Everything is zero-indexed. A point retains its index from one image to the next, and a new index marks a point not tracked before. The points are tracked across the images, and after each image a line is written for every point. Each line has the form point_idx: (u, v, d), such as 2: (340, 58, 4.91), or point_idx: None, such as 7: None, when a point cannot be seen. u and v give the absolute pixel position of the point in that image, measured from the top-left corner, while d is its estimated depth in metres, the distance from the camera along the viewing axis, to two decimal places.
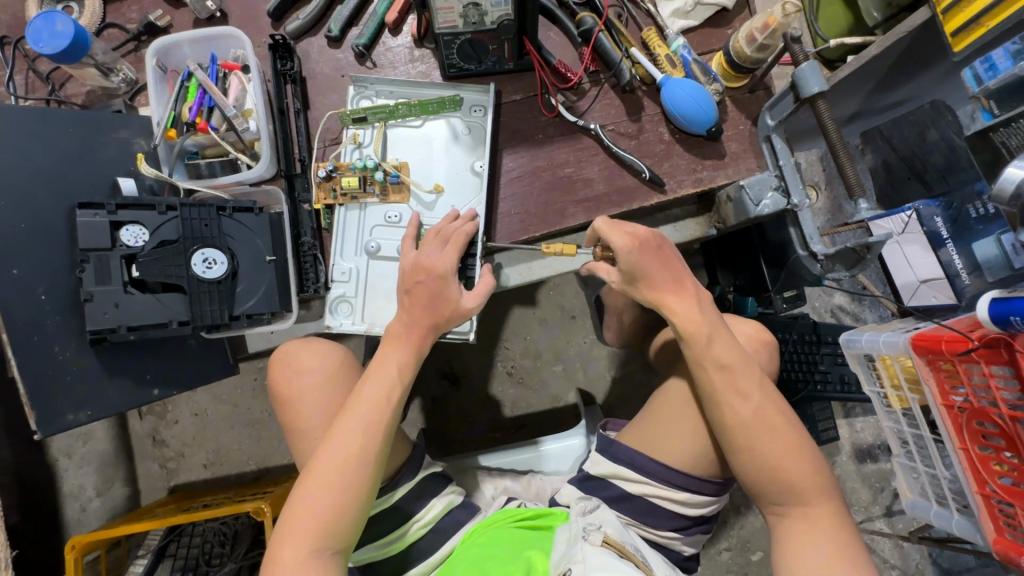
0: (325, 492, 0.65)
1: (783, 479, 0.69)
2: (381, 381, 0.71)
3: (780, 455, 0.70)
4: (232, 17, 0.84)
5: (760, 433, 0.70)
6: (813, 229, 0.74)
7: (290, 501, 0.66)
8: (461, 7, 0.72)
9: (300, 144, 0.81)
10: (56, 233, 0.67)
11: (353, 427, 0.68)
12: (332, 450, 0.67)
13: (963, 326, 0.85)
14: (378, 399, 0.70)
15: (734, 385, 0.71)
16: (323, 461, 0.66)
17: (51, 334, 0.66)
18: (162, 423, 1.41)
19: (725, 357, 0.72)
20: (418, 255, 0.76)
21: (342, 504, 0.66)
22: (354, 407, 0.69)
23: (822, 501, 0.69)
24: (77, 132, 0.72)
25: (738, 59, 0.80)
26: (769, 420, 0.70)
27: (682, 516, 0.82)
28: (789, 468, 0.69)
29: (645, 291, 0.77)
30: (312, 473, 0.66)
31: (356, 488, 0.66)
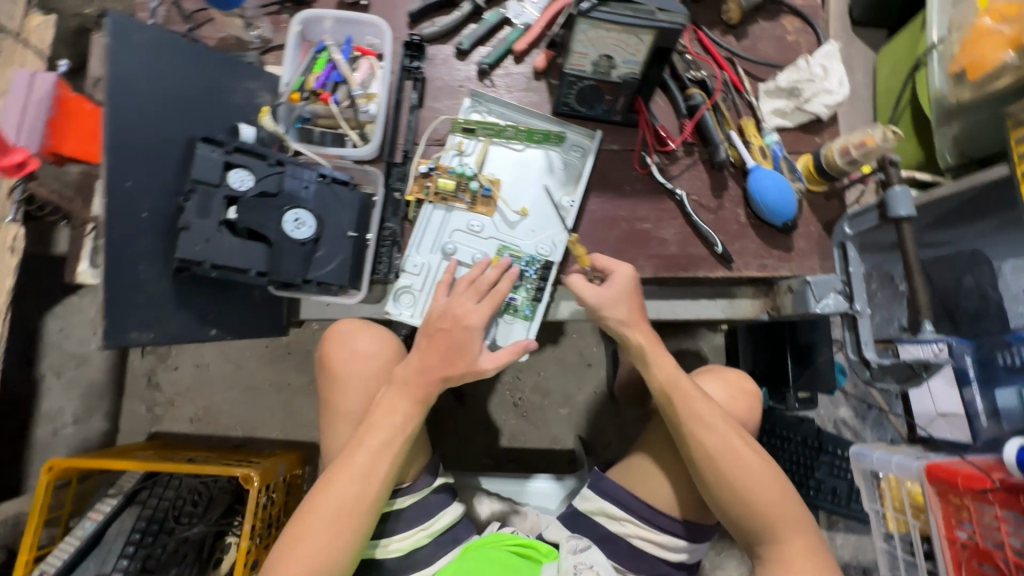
0: (320, 530, 0.66)
1: (762, 510, 0.70)
2: (383, 429, 0.70)
3: (757, 488, 0.71)
4: (373, 8, 0.90)
5: (732, 467, 0.71)
6: (868, 336, 0.77)
7: (290, 525, 0.67)
8: (595, 56, 0.78)
9: (406, 137, 0.85)
10: (171, 157, 0.68)
11: (351, 476, 0.68)
12: (331, 494, 0.67)
13: (978, 464, 0.88)
14: (388, 437, 0.70)
15: (702, 409, 0.74)
16: (324, 494, 0.67)
17: (139, 253, 0.65)
18: (160, 365, 1.39)
19: (682, 390, 0.75)
20: (447, 301, 0.76)
21: (332, 546, 0.66)
22: (359, 446, 0.70)
23: (799, 538, 0.70)
24: (216, 72, 0.74)
25: (826, 166, 0.86)
26: (744, 454, 0.72)
27: (665, 561, 0.82)
28: (764, 498, 0.70)
29: (612, 315, 0.80)
30: (309, 514, 0.66)
31: (348, 535, 0.66)
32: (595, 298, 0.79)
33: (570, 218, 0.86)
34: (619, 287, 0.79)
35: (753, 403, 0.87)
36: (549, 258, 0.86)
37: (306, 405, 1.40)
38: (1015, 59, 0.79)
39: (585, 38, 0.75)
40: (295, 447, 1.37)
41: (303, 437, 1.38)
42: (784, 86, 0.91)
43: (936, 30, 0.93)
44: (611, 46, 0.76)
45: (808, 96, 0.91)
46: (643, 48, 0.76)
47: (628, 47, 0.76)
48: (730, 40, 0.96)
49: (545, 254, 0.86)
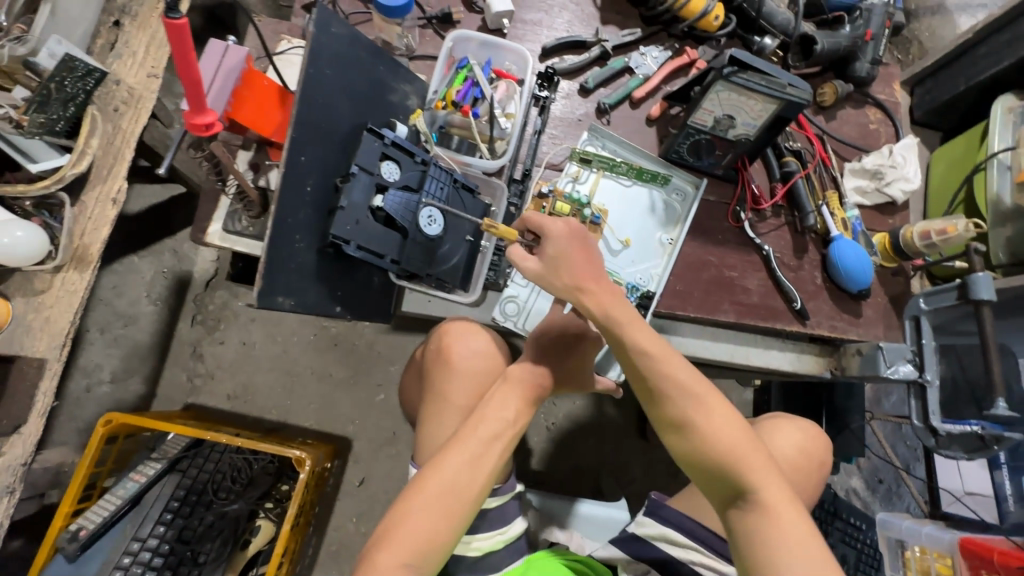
0: (433, 510, 0.67)
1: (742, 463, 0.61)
2: (498, 421, 0.73)
3: (718, 431, 0.62)
4: (510, 37, 0.98)
5: (694, 428, 0.64)
6: (936, 406, 0.84)
7: (401, 498, 0.68)
8: (719, 114, 0.86)
9: (529, 158, 0.91)
10: (336, 142, 0.73)
11: (463, 459, 0.70)
12: (444, 474, 0.68)
13: (1012, 544, 0.93)
14: (501, 427, 0.73)
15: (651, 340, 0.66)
16: (438, 473, 0.69)
17: (298, 224, 0.69)
18: (206, 339, 1.38)
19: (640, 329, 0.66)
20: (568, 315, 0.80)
21: (439, 526, 0.67)
22: (474, 432, 0.72)
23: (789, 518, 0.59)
24: (383, 72, 0.80)
25: (903, 246, 0.94)
26: (694, 390, 0.64)
27: None
28: (722, 441, 0.62)
29: None
30: (416, 493, 0.68)
31: (458, 514, 0.68)
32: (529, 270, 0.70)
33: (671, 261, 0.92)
34: None
35: (823, 454, 0.90)
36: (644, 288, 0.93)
37: (344, 399, 1.40)
38: None
39: (716, 97, 0.83)
40: (328, 440, 1.37)
41: (337, 431, 1.38)
42: (869, 168, 1.00)
43: (1000, 140, 1.08)
44: (737, 108, 0.84)
45: (890, 180, 1.00)
46: (766, 115, 0.84)
47: (753, 112, 0.84)
48: (820, 119, 1.05)
49: (643, 285, 0.94)
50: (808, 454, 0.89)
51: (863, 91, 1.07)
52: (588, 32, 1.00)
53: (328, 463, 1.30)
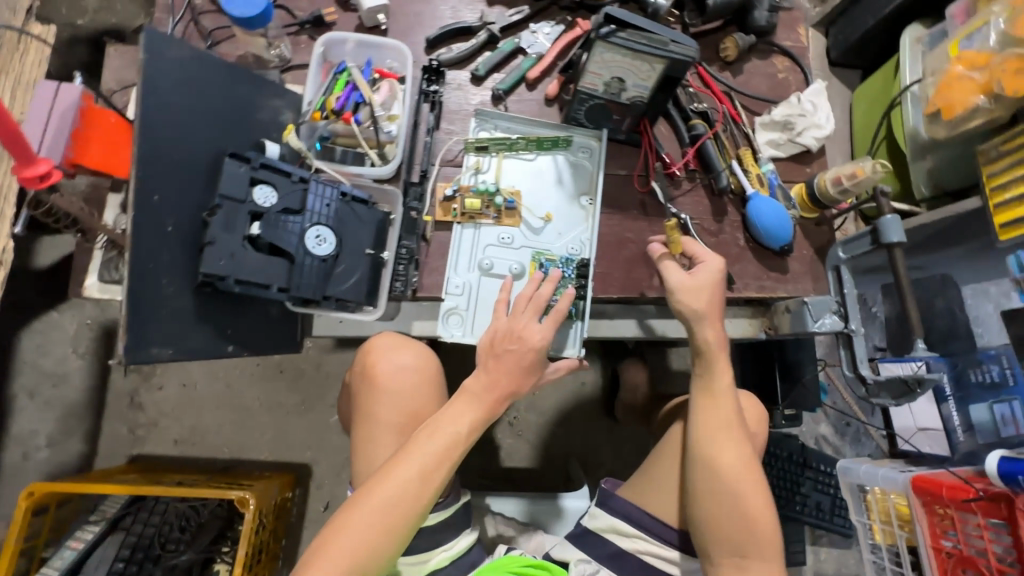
0: (370, 528, 0.66)
1: (734, 509, 0.72)
2: (445, 435, 0.71)
3: (749, 495, 0.72)
4: (391, 32, 0.93)
5: (742, 477, 0.73)
6: (864, 354, 0.82)
7: (337, 517, 0.67)
8: (608, 77, 0.83)
9: (423, 157, 0.87)
10: (197, 174, 0.68)
11: (403, 475, 0.68)
12: (384, 489, 0.67)
13: (960, 476, 0.93)
14: (448, 442, 0.71)
15: (728, 419, 0.77)
16: (379, 490, 0.67)
17: (163, 267, 0.64)
18: (144, 386, 1.33)
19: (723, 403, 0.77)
20: (512, 321, 0.77)
21: (375, 542, 0.66)
22: (417, 449, 0.70)
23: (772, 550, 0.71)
24: (244, 89, 0.75)
25: (818, 195, 0.92)
26: (747, 469, 0.74)
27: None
28: (742, 498, 0.72)
29: (687, 304, 0.80)
30: (354, 511, 0.66)
31: (395, 530, 0.67)
32: (675, 283, 0.80)
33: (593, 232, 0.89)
34: (701, 277, 0.80)
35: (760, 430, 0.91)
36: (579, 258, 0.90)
37: (298, 426, 1.36)
38: (987, 103, 0.84)
39: (599, 60, 0.80)
40: (287, 469, 1.33)
41: (295, 458, 1.35)
42: (778, 119, 0.98)
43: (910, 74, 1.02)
44: (625, 71, 0.81)
45: (801, 129, 0.97)
46: (654, 75, 0.81)
47: (640, 73, 0.81)
48: (726, 75, 1.02)
49: (577, 254, 0.91)
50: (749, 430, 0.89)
51: (766, 40, 1.04)
52: (472, 15, 0.96)
53: (287, 493, 1.27)
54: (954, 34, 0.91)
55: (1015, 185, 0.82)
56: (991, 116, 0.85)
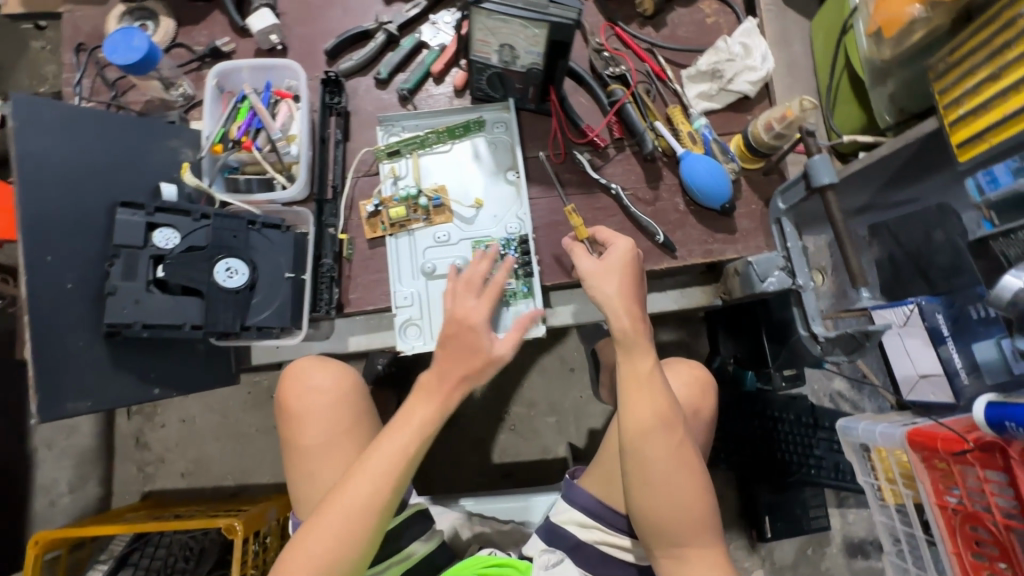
0: (330, 545, 0.62)
1: (663, 503, 0.69)
2: (402, 435, 0.66)
3: (677, 486, 0.69)
4: (290, 51, 0.92)
5: (673, 466, 0.69)
6: (815, 309, 0.77)
7: (293, 539, 0.63)
8: (497, 45, 0.79)
9: (334, 171, 0.86)
10: (93, 227, 0.70)
11: (363, 482, 0.64)
12: (342, 505, 0.63)
13: (958, 425, 0.85)
14: (405, 446, 0.66)
15: (659, 408, 0.70)
16: (337, 505, 0.63)
17: (70, 323, 0.66)
18: (148, 425, 1.40)
19: (647, 390, 0.70)
20: (451, 306, 0.71)
21: (337, 558, 0.62)
22: (373, 458, 0.65)
23: (701, 535, 0.71)
24: (135, 135, 0.76)
25: (755, 144, 0.85)
26: (677, 459, 0.70)
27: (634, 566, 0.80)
28: (671, 490, 0.69)
29: (600, 289, 0.74)
30: (311, 530, 0.62)
31: (359, 539, 0.63)
32: (586, 269, 0.77)
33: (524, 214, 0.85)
34: (613, 259, 0.76)
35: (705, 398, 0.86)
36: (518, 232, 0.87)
37: None
38: (924, 12, 0.75)
39: (483, 27, 0.77)
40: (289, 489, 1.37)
41: None
42: (705, 69, 0.91)
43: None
44: (511, 37, 0.77)
45: (731, 76, 0.90)
46: (541, 40, 0.76)
47: (526, 38, 0.76)
48: (649, 32, 0.95)
49: (517, 232, 0.87)
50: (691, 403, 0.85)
51: None
52: (370, 18, 0.93)
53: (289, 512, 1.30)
54: None
55: (968, 97, 0.72)
56: (932, 26, 0.76)
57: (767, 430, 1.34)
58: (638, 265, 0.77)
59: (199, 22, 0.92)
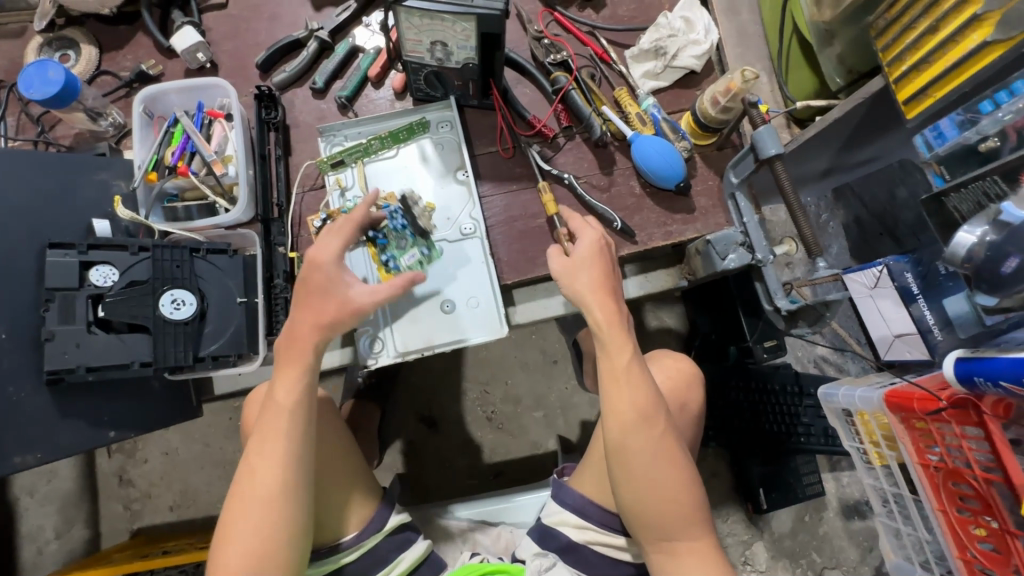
0: (252, 540, 0.64)
1: (646, 495, 0.68)
2: (281, 405, 0.68)
3: (660, 478, 0.68)
4: (221, 68, 0.89)
5: (656, 460, 0.68)
6: (776, 284, 0.76)
7: (217, 542, 0.65)
8: (429, 42, 0.76)
9: (278, 190, 0.84)
10: (24, 272, 0.67)
11: (264, 459, 0.66)
12: (250, 498, 0.65)
13: (931, 383, 0.84)
14: (292, 415, 0.68)
15: (637, 399, 0.69)
16: (246, 498, 0.65)
17: (7, 374, 0.64)
18: (130, 461, 1.37)
19: (629, 381, 0.70)
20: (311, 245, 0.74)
21: (270, 534, 0.64)
22: (262, 437, 0.67)
23: (693, 526, 0.69)
24: (59, 172, 0.73)
25: (705, 120, 0.83)
26: (659, 452, 0.69)
27: (627, 562, 0.80)
28: (656, 482, 0.68)
29: (577, 284, 0.74)
30: (231, 526, 0.65)
31: (282, 513, 0.65)
32: (558, 268, 0.76)
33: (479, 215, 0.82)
34: (581, 254, 0.75)
35: (693, 392, 0.84)
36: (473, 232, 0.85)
37: None
38: None
39: (412, 26, 0.74)
40: None
41: None
42: (648, 47, 0.89)
43: None
44: (440, 32, 0.74)
45: (675, 52, 0.88)
46: (472, 34, 0.74)
47: (457, 33, 0.74)
48: (588, 14, 0.93)
49: (472, 233, 0.85)
50: (676, 395, 0.82)
51: None
52: (301, 27, 0.91)
53: None
54: None
55: (910, 52, 0.70)
56: None
57: (752, 402, 1.34)
58: (610, 253, 0.77)
59: (123, 47, 0.89)
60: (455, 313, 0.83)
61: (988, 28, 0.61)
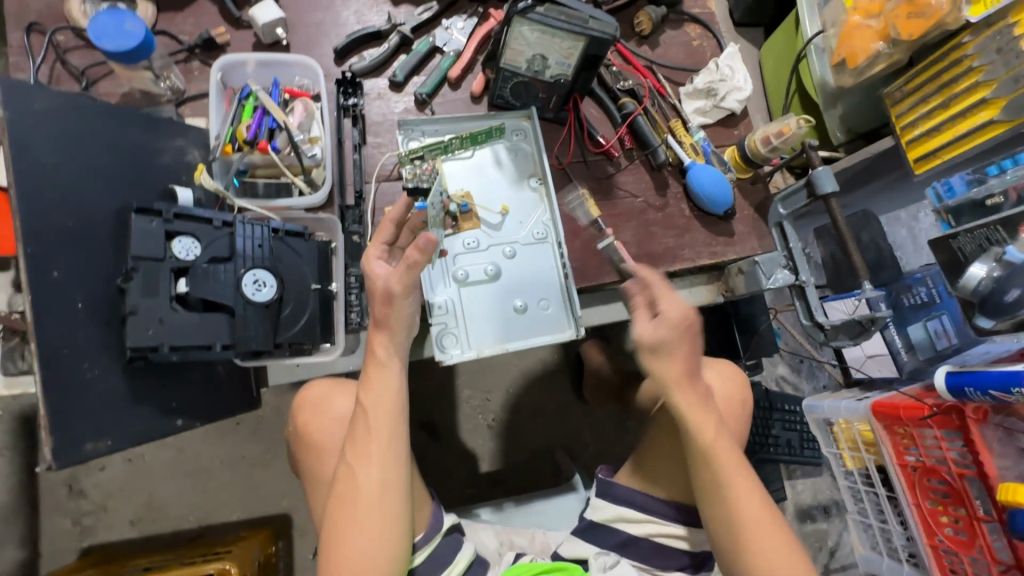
0: (365, 536, 0.64)
1: (750, 554, 0.67)
2: (380, 409, 0.68)
3: (764, 538, 0.67)
4: (293, 46, 0.86)
5: (732, 466, 0.69)
6: (817, 302, 0.88)
7: (325, 550, 0.64)
8: (530, 54, 0.80)
9: (355, 176, 0.81)
10: (100, 236, 0.61)
11: (371, 463, 0.66)
12: (359, 498, 0.64)
13: (911, 395, 1.01)
14: (389, 415, 0.68)
15: (726, 460, 0.68)
16: (352, 501, 0.65)
17: (81, 349, 0.57)
18: (82, 469, 1.20)
19: (722, 446, 0.68)
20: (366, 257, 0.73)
21: (380, 538, 0.64)
22: (364, 440, 0.67)
23: (779, 537, 0.67)
24: (136, 133, 0.67)
25: (751, 155, 0.94)
26: (733, 460, 0.69)
27: (684, 554, 0.84)
28: (761, 544, 0.66)
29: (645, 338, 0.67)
30: (342, 533, 0.64)
31: (391, 516, 0.65)
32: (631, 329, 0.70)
33: (558, 219, 0.85)
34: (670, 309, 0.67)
35: (744, 391, 0.87)
36: (544, 238, 0.88)
37: (266, 476, 1.25)
38: (886, 48, 0.87)
39: (519, 37, 0.78)
40: (261, 525, 1.23)
41: (268, 511, 1.24)
42: (701, 88, 0.99)
43: (811, 25, 1.02)
44: (546, 47, 0.79)
45: (724, 94, 0.99)
46: (576, 52, 0.79)
47: (561, 50, 0.79)
48: (646, 50, 1.02)
49: (544, 237, 0.88)
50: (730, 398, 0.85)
51: (677, 10, 1.04)
52: (380, 18, 0.89)
53: (270, 548, 1.17)
54: None
55: (921, 121, 0.87)
56: (891, 60, 0.88)
57: None
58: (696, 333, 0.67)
59: (184, 8, 0.83)
60: (523, 314, 0.86)
61: (995, 108, 0.79)
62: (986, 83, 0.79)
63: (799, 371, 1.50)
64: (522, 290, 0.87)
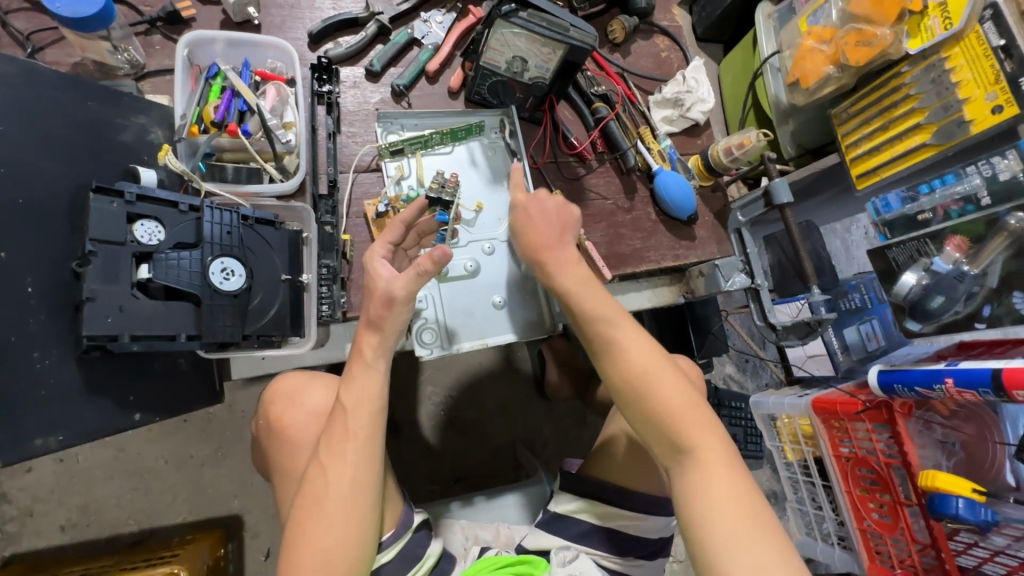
0: (326, 537, 0.59)
1: (648, 405, 0.63)
2: (364, 406, 0.63)
3: (661, 391, 0.63)
4: (264, 27, 0.82)
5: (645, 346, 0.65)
6: (770, 303, 0.93)
7: (289, 543, 0.60)
8: (509, 56, 0.81)
9: (330, 165, 0.79)
10: (53, 217, 0.58)
11: (346, 461, 0.61)
12: (330, 498, 0.60)
13: (846, 391, 1.10)
14: (368, 420, 0.63)
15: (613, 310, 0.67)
16: (319, 503, 0.60)
17: (31, 337, 0.55)
18: (4, 472, 1.10)
19: (596, 301, 0.67)
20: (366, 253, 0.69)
21: (345, 536, 0.60)
22: (341, 436, 0.62)
23: (703, 417, 0.62)
24: (95, 108, 0.65)
25: (714, 165, 0.99)
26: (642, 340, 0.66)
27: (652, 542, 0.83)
28: (652, 391, 0.63)
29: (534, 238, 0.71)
30: (304, 531, 0.59)
31: (362, 515, 0.61)
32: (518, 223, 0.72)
33: None
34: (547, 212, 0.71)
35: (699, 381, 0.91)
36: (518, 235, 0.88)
37: (215, 474, 1.19)
38: (837, 71, 0.93)
39: (500, 37, 0.78)
40: (211, 527, 1.17)
41: (217, 513, 1.18)
42: (669, 97, 1.03)
43: (767, 44, 1.07)
44: (525, 51, 0.80)
45: (689, 105, 1.03)
46: (554, 58, 0.81)
47: (541, 55, 0.80)
48: (618, 57, 1.05)
49: None
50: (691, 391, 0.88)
51: (647, 20, 1.08)
52: (357, 6, 0.87)
53: (219, 551, 1.12)
54: (802, 11, 0.99)
55: (864, 141, 0.96)
56: (839, 84, 0.94)
57: None
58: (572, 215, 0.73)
59: None
60: (496, 311, 0.87)
61: (927, 132, 0.89)
62: (920, 110, 0.89)
63: (746, 370, 1.58)
64: (498, 286, 0.87)
